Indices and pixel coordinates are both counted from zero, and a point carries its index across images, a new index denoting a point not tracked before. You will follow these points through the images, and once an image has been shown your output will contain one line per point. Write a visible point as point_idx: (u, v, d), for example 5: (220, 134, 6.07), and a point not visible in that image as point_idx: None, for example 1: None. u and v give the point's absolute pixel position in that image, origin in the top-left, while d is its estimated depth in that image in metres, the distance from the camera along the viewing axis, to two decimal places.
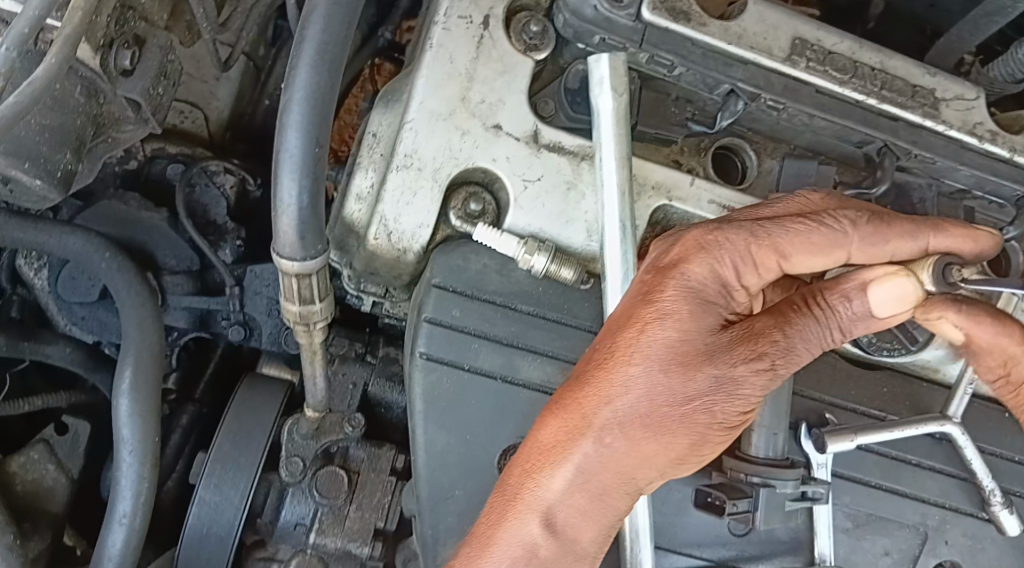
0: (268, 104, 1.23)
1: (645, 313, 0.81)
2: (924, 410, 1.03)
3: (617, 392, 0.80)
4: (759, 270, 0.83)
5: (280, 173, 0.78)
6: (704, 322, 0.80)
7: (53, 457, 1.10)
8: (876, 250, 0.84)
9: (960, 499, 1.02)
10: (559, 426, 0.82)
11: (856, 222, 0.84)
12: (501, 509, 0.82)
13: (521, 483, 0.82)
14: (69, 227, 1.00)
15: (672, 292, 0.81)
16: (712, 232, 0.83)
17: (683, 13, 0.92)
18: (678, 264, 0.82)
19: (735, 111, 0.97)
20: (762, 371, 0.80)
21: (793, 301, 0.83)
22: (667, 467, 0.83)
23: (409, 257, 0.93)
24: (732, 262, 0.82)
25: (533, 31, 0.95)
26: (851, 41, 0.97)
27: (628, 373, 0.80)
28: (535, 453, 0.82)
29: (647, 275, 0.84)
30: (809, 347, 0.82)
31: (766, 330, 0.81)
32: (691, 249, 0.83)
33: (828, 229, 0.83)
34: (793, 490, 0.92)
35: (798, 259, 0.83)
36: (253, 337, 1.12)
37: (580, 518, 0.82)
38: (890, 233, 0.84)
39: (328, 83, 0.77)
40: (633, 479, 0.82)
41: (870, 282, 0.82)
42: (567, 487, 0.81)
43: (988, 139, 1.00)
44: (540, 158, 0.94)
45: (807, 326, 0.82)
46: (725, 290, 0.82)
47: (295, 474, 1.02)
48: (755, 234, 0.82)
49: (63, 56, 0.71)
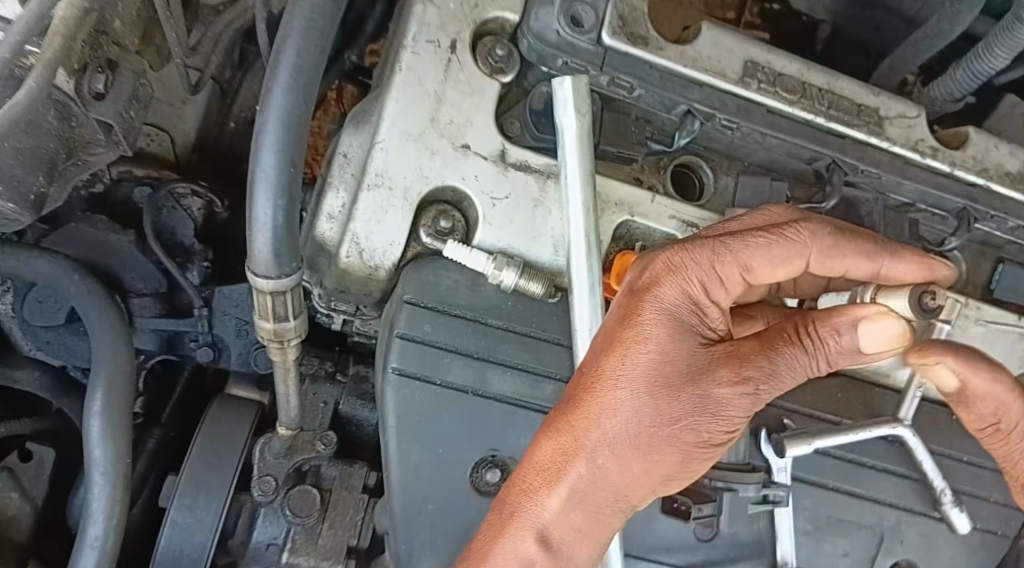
0: (234, 125, 1.25)
1: (625, 337, 0.84)
2: (876, 414, 1.07)
3: (604, 415, 0.83)
4: (727, 285, 0.86)
5: (255, 192, 0.79)
6: (683, 344, 0.84)
7: (17, 486, 1.09)
8: (833, 263, 0.90)
9: (913, 499, 1.06)
10: (552, 448, 0.85)
11: (817, 234, 0.89)
12: (498, 527, 0.85)
13: (518, 502, 0.85)
14: (35, 251, 1.00)
15: (649, 316, 0.85)
16: (678, 254, 0.86)
17: (641, 38, 0.97)
18: (652, 288, 0.86)
19: (692, 130, 1.01)
20: (746, 394, 0.82)
21: (783, 331, 0.85)
22: (658, 485, 0.85)
23: (381, 275, 0.95)
24: (700, 281, 0.86)
25: (499, 54, 0.98)
26: (799, 64, 1.02)
27: (617, 398, 0.83)
28: (529, 474, 0.85)
29: (623, 299, 0.87)
30: (793, 373, 0.84)
31: (750, 354, 0.83)
32: (661, 271, 0.86)
33: (790, 243, 0.88)
34: (754, 493, 0.99)
35: (761, 273, 0.87)
36: (221, 358, 1.12)
37: (576, 535, 0.85)
38: (851, 249, 0.90)
39: (302, 105, 0.79)
40: (626, 497, 0.85)
41: (860, 319, 0.84)
42: (561, 507, 0.84)
43: (930, 155, 1.05)
44: (507, 176, 0.97)
45: (795, 355, 0.83)
46: (699, 310, 0.85)
47: (268, 493, 1.02)
48: (718, 252, 0.86)
49: (43, 81, 0.73)
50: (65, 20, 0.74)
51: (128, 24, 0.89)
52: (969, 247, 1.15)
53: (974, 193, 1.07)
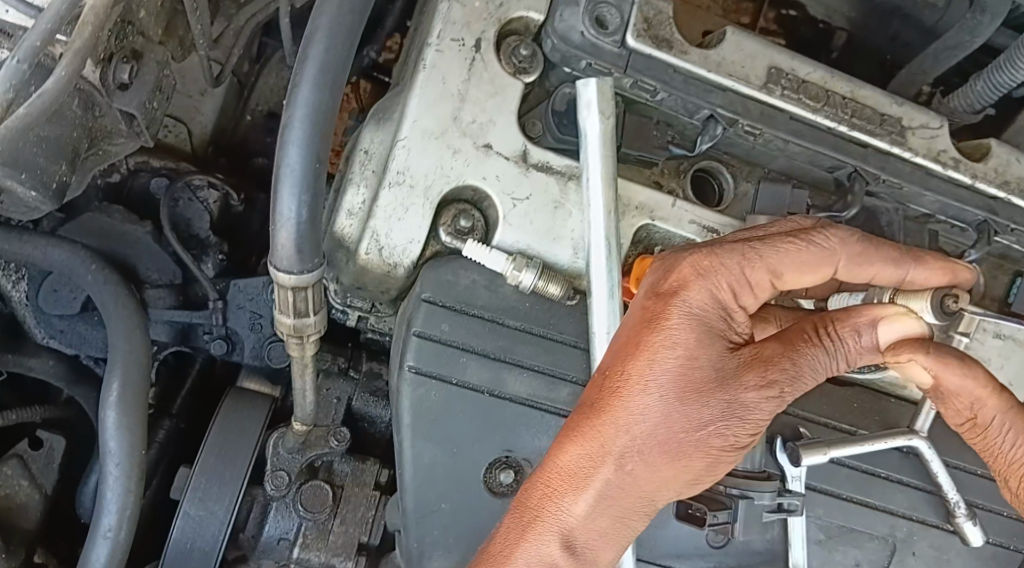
0: (250, 119, 1.24)
1: (652, 340, 0.84)
2: (891, 425, 1.06)
3: (632, 419, 0.83)
4: (755, 290, 0.86)
5: (280, 188, 0.79)
6: (712, 349, 0.83)
7: (26, 473, 1.09)
8: (861, 269, 0.89)
9: (927, 511, 1.06)
10: (577, 452, 0.84)
11: (845, 240, 0.88)
12: (521, 529, 0.84)
13: (542, 505, 0.85)
14: (53, 239, 1.00)
15: (678, 319, 0.84)
16: (707, 258, 0.86)
17: (666, 41, 0.97)
18: (679, 291, 0.85)
19: (715, 135, 1.01)
20: (771, 398, 0.83)
21: (804, 330, 0.86)
22: (683, 488, 0.86)
23: (399, 272, 0.95)
24: (728, 285, 0.85)
25: (522, 54, 0.98)
26: (824, 71, 1.02)
27: (644, 402, 0.83)
28: (555, 478, 0.85)
29: (649, 302, 0.86)
30: (816, 375, 0.85)
31: (776, 357, 0.84)
32: (689, 275, 0.86)
33: (818, 249, 0.87)
34: (770, 501, 0.96)
35: (791, 279, 0.87)
36: (234, 352, 1.11)
37: (600, 538, 0.85)
38: (877, 256, 0.90)
39: (329, 102, 0.79)
40: (651, 501, 0.86)
41: (880, 319, 0.86)
42: (587, 510, 0.84)
43: (952, 166, 1.05)
44: (528, 177, 0.96)
45: (818, 356, 0.85)
46: (727, 314, 0.85)
47: (281, 487, 1.01)
48: (748, 257, 0.86)
49: (73, 70, 0.73)
50: (95, 11, 0.74)
51: (152, 16, 0.88)
52: (987, 259, 1.14)
53: (995, 206, 1.07)
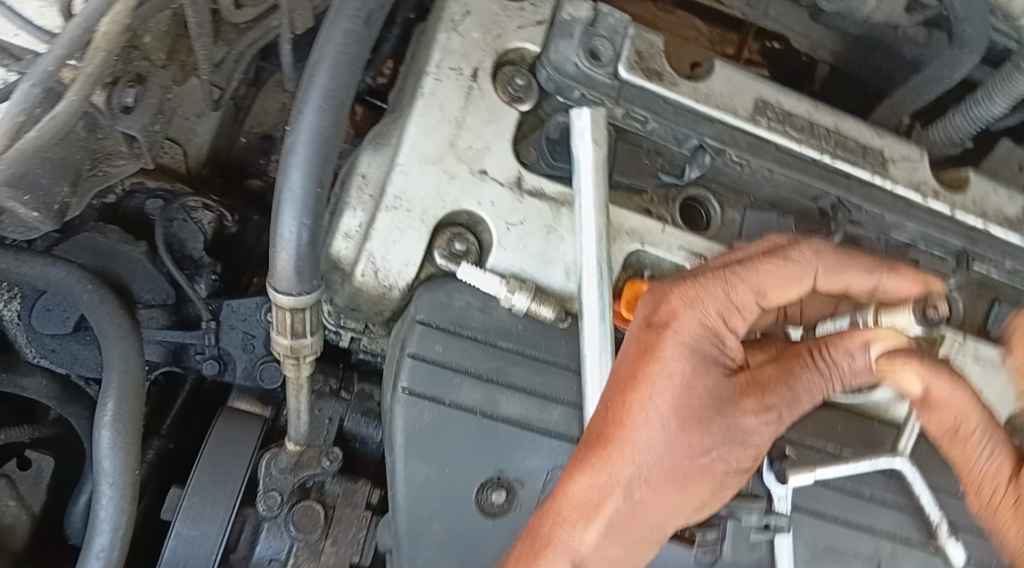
0: (245, 140, 1.26)
1: (649, 372, 0.86)
2: (875, 447, 1.09)
3: (636, 451, 0.85)
4: (743, 313, 0.88)
5: (281, 211, 0.81)
6: (709, 376, 0.86)
7: (15, 493, 1.09)
8: (837, 278, 0.92)
9: (910, 530, 1.08)
10: (584, 484, 0.86)
11: (821, 253, 0.91)
12: (532, 558, 0.86)
13: (554, 533, 0.86)
14: (51, 260, 1.00)
15: (671, 350, 0.86)
16: (694, 287, 0.88)
17: (657, 73, 1.01)
18: (671, 322, 0.87)
19: (703, 164, 1.03)
20: (769, 421, 0.86)
21: (797, 353, 0.88)
22: (691, 512, 0.89)
23: (394, 294, 0.96)
24: (717, 312, 0.88)
25: (518, 84, 1.00)
26: (808, 104, 1.07)
27: (647, 433, 0.85)
28: (563, 509, 0.86)
29: (643, 333, 0.88)
30: (812, 398, 0.86)
31: (771, 381, 0.86)
32: (679, 305, 0.88)
33: (794, 265, 0.90)
34: (757, 520, 1.01)
35: (774, 296, 0.89)
36: (226, 371, 1.11)
37: (612, 564, 0.87)
38: (851, 266, 0.92)
39: (331, 128, 0.81)
40: (660, 526, 0.88)
41: (870, 341, 0.87)
42: (597, 539, 0.86)
43: (931, 197, 1.09)
44: (523, 202, 0.99)
45: (814, 379, 0.86)
46: (718, 340, 0.87)
47: (273, 508, 1.02)
48: (730, 282, 0.88)
49: (82, 94, 0.75)
50: (108, 35, 0.75)
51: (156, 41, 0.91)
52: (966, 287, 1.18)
53: (973, 235, 1.10)
